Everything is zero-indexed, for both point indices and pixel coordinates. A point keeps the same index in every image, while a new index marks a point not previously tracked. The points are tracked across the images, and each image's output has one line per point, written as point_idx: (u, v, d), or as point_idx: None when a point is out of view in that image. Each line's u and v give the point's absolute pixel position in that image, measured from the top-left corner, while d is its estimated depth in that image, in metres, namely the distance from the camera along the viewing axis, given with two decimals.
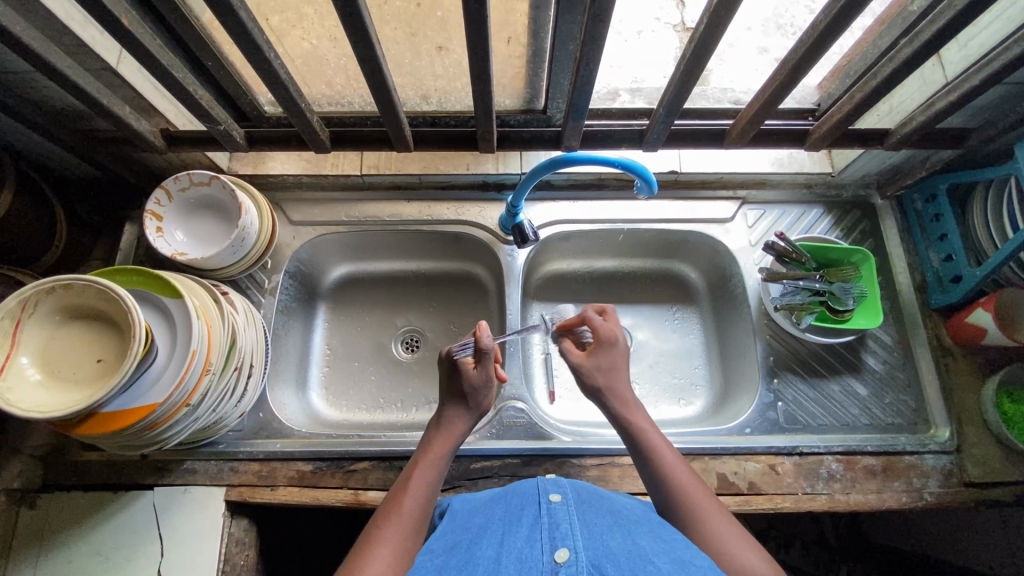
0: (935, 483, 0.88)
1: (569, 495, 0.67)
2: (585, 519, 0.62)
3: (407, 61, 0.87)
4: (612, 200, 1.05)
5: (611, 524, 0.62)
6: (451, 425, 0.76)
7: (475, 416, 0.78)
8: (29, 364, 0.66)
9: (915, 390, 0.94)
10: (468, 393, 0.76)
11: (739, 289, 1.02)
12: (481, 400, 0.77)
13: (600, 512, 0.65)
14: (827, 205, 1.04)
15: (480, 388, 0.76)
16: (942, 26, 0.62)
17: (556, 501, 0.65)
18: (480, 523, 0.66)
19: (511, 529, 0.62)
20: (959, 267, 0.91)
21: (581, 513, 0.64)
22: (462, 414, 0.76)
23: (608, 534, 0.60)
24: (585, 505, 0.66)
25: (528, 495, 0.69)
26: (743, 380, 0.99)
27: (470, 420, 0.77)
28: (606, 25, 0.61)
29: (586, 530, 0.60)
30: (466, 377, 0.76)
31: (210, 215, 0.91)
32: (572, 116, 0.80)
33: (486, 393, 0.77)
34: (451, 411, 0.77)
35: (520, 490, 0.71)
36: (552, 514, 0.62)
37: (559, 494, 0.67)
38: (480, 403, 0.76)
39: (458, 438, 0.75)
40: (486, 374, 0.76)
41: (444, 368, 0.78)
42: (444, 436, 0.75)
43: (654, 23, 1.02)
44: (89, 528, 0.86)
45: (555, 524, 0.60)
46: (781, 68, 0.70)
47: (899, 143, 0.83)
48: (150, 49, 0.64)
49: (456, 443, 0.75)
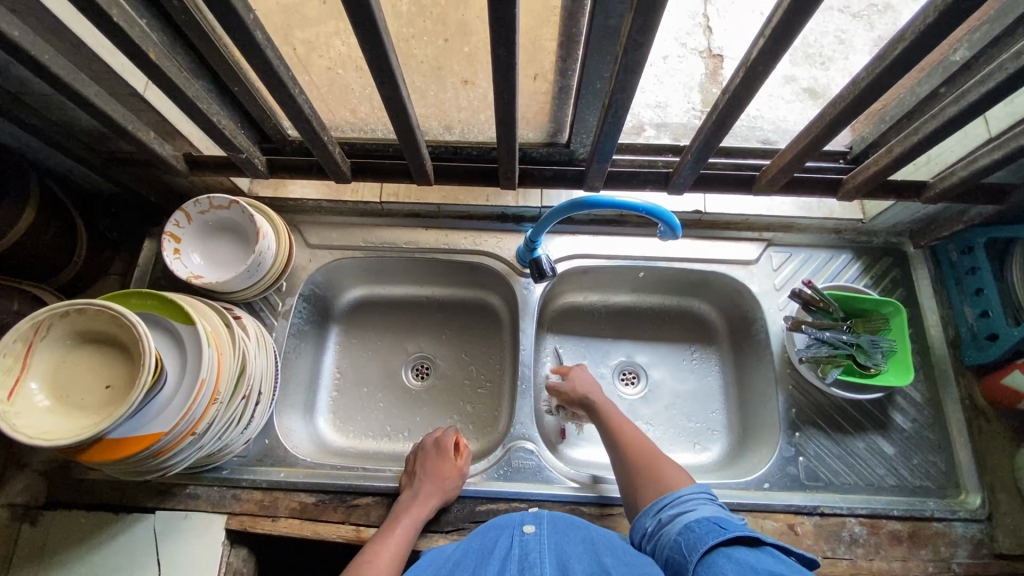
0: (965, 553, 0.83)
1: (544, 526, 0.69)
2: (556, 548, 0.65)
3: (432, 92, 0.85)
4: (632, 237, 1.02)
5: (581, 548, 0.65)
6: (424, 494, 0.81)
7: (440, 501, 0.83)
8: (38, 389, 0.66)
9: (945, 452, 0.89)
10: (445, 467, 0.85)
11: (761, 334, 0.99)
12: (449, 479, 0.85)
13: (572, 538, 0.67)
14: (856, 252, 1.00)
15: (454, 469, 0.86)
16: (992, 87, 0.59)
17: (529, 532, 0.68)
18: (457, 554, 0.68)
19: (484, 563, 0.65)
20: (997, 325, 0.87)
21: (554, 543, 0.66)
22: (436, 491, 0.82)
23: (575, 560, 0.62)
24: (559, 534, 0.68)
25: (504, 527, 0.71)
26: (762, 429, 0.96)
27: (442, 498, 0.83)
28: (637, 75, 0.60)
29: (555, 561, 0.63)
30: (437, 459, 0.86)
31: (227, 238, 0.90)
32: (597, 159, 0.78)
33: (455, 481, 0.85)
34: (410, 490, 0.83)
35: (497, 522, 0.74)
36: (523, 547, 0.65)
37: (533, 524, 0.69)
38: (450, 487, 0.84)
39: (423, 516, 0.80)
40: (462, 461, 0.88)
41: (429, 452, 0.87)
42: (418, 507, 0.80)
43: (680, 48, 1.00)
44: (89, 549, 0.84)
45: (525, 557, 0.64)
46: (818, 120, 0.68)
47: (937, 197, 0.79)
48: (177, 82, 0.64)
49: (426, 514, 0.81)
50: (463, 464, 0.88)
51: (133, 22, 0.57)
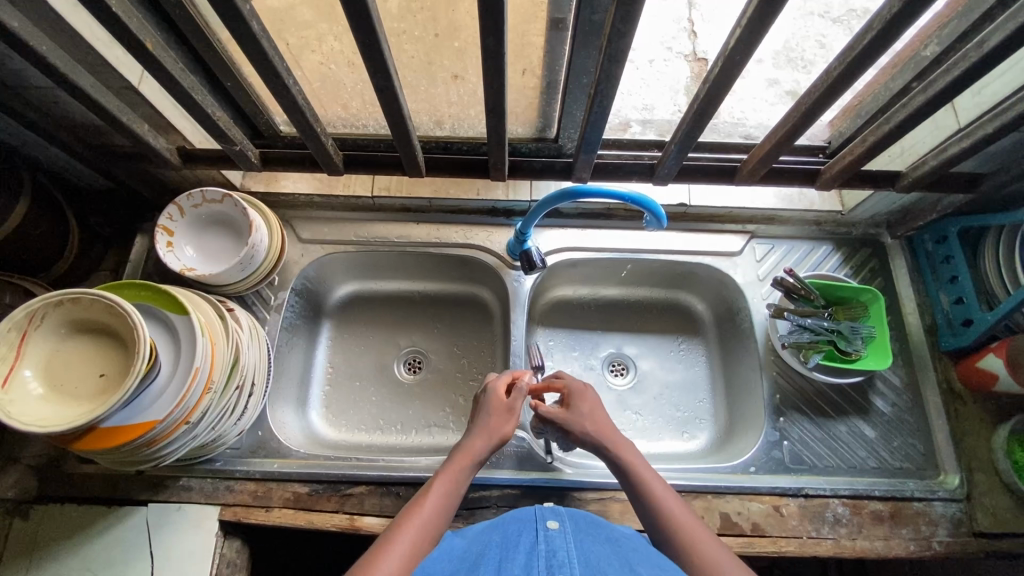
0: (944, 532, 0.85)
1: (567, 524, 0.66)
2: (582, 546, 0.62)
3: (423, 88, 0.87)
4: (620, 230, 1.05)
5: (612, 553, 0.62)
6: (470, 441, 0.75)
7: (494, 441, 0.76)
8: (32, 377, 0.66)
9: (924, 435, 0.92)
10: (494, 414, 0.78)
11: (746, 323, 1.01)
12: (502, 425, 0.77)
13: (597, 539, 0.65)
14: (836, 243, 1.03)
15: (507, 414, 0.78)
16: (956, 76, 0.62)
17: (554, 528, 0.65)
18: (476, 551, 0.63)
19: (507, 555, 0.60)
20: (971, 311, 0.90)
21: (579, 542, 0.62)
22: (484, 432, 0.76)
23: (606, 561, 0.59)
24: (583, 534, 0.65)
25: (524, 522, 0.68)
26: (748, 416, 0.98)
27: (491, 443, 0.75)
28: (621, 65, 0.62)
29: (583, 559, 0.59)
30: (495, 399, 0.79)
31: (219, 231, 0.91)
32: (584, 149, 0.80)
33: (508, 417, 0.78)
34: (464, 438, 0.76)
35: (514, 518, 0.70)
36: (549, 542, 0.61)
37: (557, 522, 0.66)
38: (502, 426, 0.76)
39: (478, 457, 0.74)
40: (517, 402, 0.79)
41: (483, 400, 0.80)
42: (464, 454, 0.74)
43: (666, 52, 1.04)
44: (82, 542, 0.84)
45: (552, 552, 0.59)
46: (795, 110, 0.70)
47: (910, 186, 0.82)
48: (173, 72, 0.65)
49: (476, 455, 0.74)
50: (519, 400, 0.80)
51: (130, 12, 0.58)
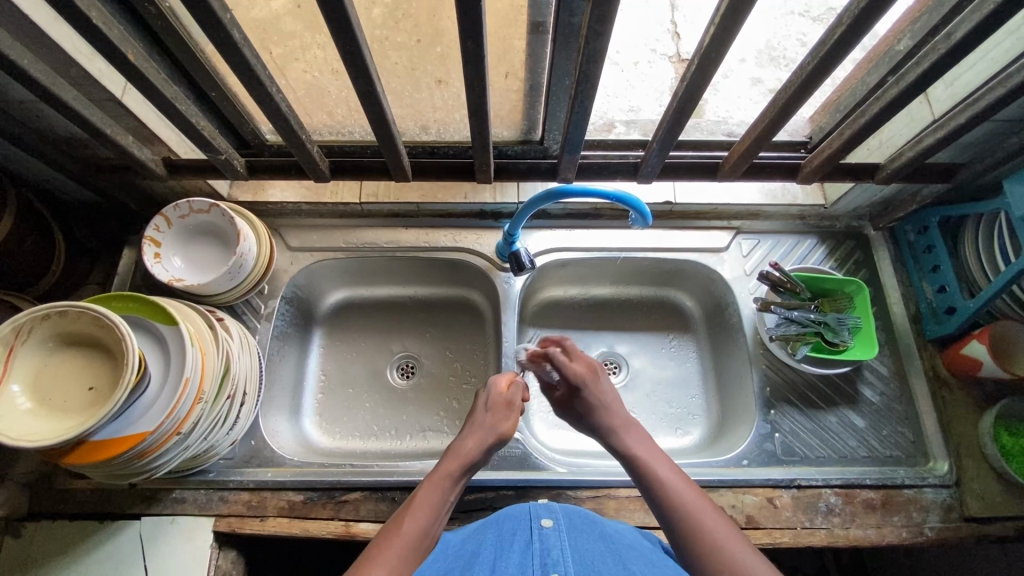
0: (935, 518, 0.87)
1: (561, 521, 0.67)
2: (575, 544, 0.62)
3: (407, 93, 0.88)
4: (608, 229, 1.06)
5: (605, 551, 0.62)
6: (463, 441, 0.75)
7: (491, 442, 0.76)
8: (20, 393, 0.66)
9: (912, 423, 0.93)
10: (492, 412, 0.79)
11: (735, 319, 1.02)
12: (502, 424, 0.78)
13: (591, 536, 0.65)
14: (820, 236, 1.05)
15: (506, 410, 0.80)
16: (927, 67, 0.63)
17: (548, 526, 0.65)
18: (471, 551, 0.63)
19: (502, 554, 0.60)
20: (953, 299, 0.92)
21: (574, 541, 0.63)
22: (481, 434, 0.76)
23: (599, 560, 0.59)
24: (576, 531, 0.66)
25: (519, 519, 0.68)
26: (740, 410, 0.99)
27: (488, 440, 0.76)
28: (600, 65, 0.63)
29: (577, 556, 0.59)
30: (495, 398, 0.81)
31: (207, 242, 0.91)
32: (568, 149, 0.81)
33: (508, 419, 0.79)
34: (459, 437, 0.76)
35: (509, 514, 0.70)
36: (543, 540, 0.62)
37: (550, 519, 0.67)
38: (502, 424, 0.77)
39: (469, 459, 0.73)
40: (514, 397, 0.82)
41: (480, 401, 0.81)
42: (462, 452, 0.74)
43: (650, 54, 1.05)
44: (75, 558, 0.83)
45: (547, 551, 0.59)
46: (771, 107, 0.72)
47: (889, 177, 0.84)
48: (156, 83, 0.65)
49: (470, 458, 0.73)
50: (517, 398, 0.82)
51: (111, 23, 0.59)
